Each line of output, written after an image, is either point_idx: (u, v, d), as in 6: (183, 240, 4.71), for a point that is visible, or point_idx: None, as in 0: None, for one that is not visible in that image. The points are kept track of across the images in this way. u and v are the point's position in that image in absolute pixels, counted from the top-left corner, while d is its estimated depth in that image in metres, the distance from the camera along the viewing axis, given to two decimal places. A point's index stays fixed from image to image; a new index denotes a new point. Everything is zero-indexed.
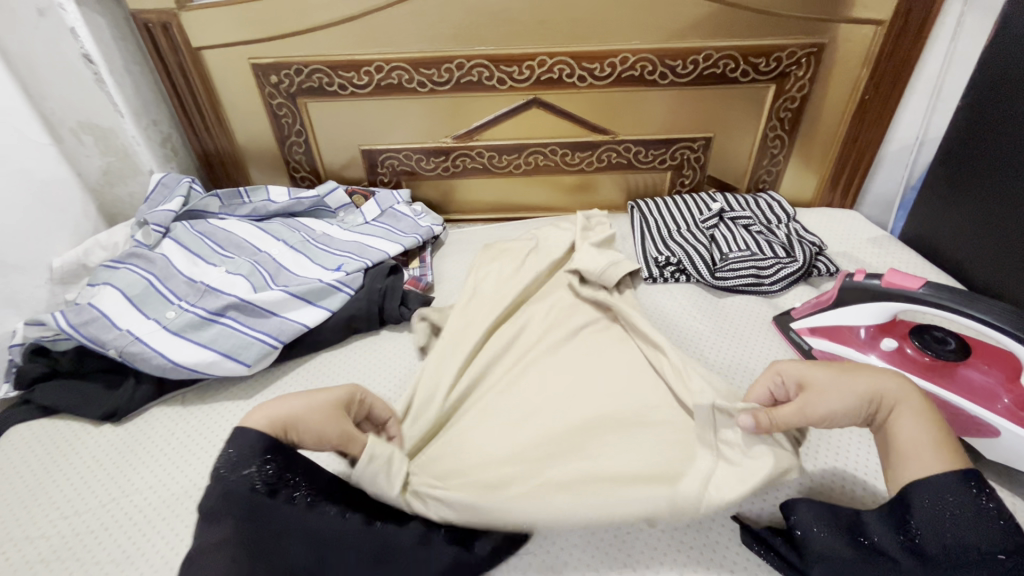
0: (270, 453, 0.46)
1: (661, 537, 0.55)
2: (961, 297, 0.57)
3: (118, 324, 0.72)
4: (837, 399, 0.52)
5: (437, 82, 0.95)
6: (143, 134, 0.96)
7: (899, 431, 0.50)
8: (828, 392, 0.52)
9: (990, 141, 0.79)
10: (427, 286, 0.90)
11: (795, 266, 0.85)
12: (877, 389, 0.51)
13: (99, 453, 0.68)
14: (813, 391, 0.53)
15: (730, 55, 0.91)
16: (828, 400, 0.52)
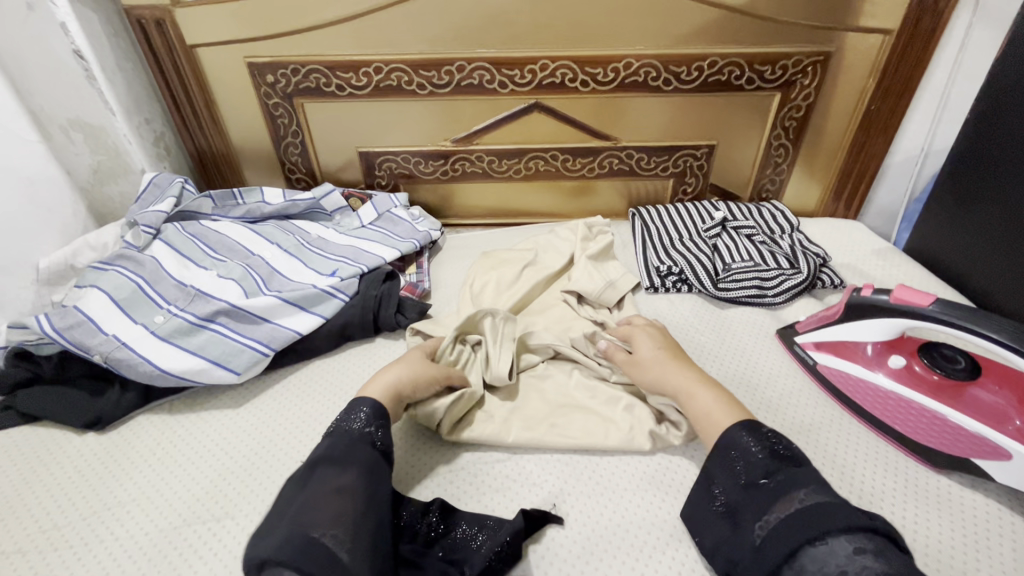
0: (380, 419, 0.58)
1: (661, 560, 0.54)
2: (971, 315, 0.56)
3: (105, 329, 0.70)
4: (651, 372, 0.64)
5: (437, 84, 0.93)
6: (135, 132, 0.95)
7: (696, 404, 0.59)
8: (649, 370, 0.65)
9: (999, 154, 0.78)
10: (424, 292, 0.87)
11: (799, 278, 0.84)
12: (668, 383, 0.63)
13: (81, 462, 0.65)
14: (636, 363, 0.67)
15: (735, 63, 0.90)
16: (642, 372, 0.66)
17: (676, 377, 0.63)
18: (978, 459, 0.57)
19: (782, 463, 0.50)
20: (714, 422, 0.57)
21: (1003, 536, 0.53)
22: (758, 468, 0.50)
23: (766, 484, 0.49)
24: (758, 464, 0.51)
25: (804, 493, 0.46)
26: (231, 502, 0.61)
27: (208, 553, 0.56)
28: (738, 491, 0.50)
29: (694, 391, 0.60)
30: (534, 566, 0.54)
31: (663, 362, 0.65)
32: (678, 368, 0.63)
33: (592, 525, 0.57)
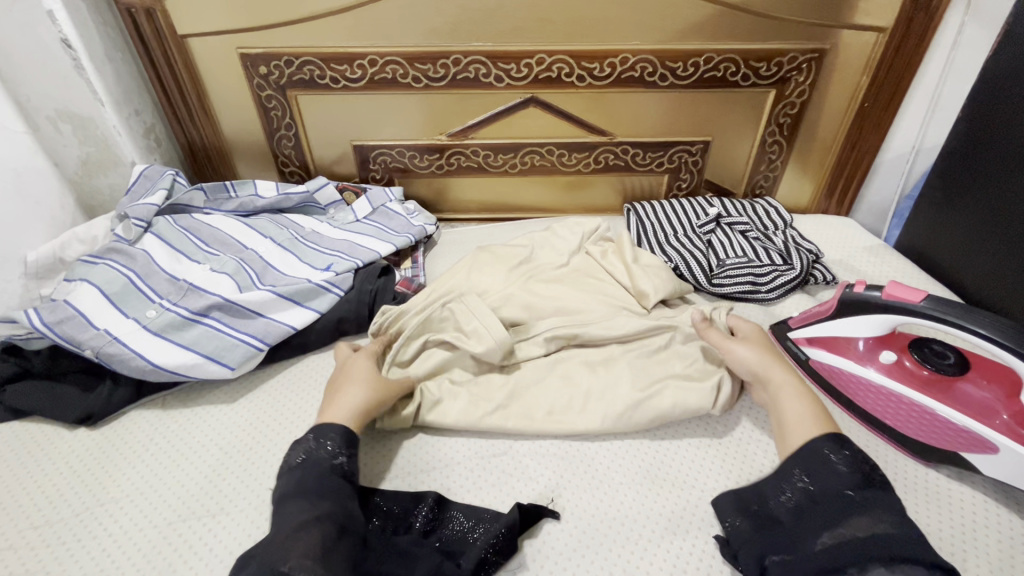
0: (347, 445, 0.56)
1: (656, 553, 0.55)
2: (962, 312, 0.56)
3: (95, 324, 0.69)
4: (747, 349, 0.65)
5: (432, 78, 0.93)
6: (124, 123, 0.91)
7: (783, 407, 0.59)
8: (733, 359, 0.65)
9: (989, 152, 0.79)
10: (419, 287, 0.85)
11: (793, 274, 0.85)
12: (771, 371, 0.62)
13: (73, 458, 0.65)
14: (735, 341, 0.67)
15: (731, 59, 0.90)
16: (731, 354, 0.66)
17: (779, 368, 0.62)
18: (966, 453, 0.58)
19: (869, 482, 0.49)
20: (795, 432, 0.56)
21: (988, 527, 0.55)
22: (843, 479, 0.50)
23: (852, 496, 0.49)
24: (837, 476, 0.50)
25: (882, 514, 0.47)
26: (227, 497, 0.61)
27: (204, 547, 0.56)
28: (817, 492, 0.50)
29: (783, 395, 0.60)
30: (531, 559, 0.54)
31: (763, 351, 0.65)
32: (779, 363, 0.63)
33: (588, 518, 0.58)
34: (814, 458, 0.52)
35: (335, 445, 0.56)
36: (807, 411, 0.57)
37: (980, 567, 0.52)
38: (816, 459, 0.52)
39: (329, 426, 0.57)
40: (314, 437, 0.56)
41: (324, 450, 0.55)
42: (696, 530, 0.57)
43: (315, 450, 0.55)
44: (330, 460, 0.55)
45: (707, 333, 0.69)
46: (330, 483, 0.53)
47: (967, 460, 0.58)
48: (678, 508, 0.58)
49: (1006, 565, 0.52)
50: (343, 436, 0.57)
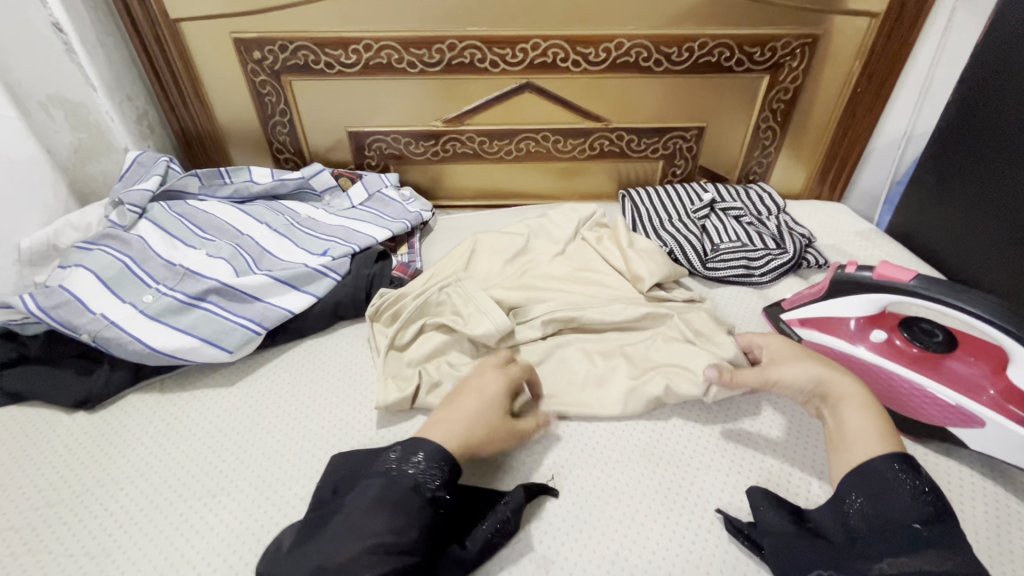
0: (447, 473, 0.52)
1: (652, 527, 0.56)
2: (951, 290, 0.57)
3: (92, 309, 0.69)
4: (795, 368, 0.59)
5: (427, 63, 0.92)
6: (118, 109, 0.92)
7: (846, 421, 0.54)
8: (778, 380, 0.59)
9: (979, 137, 0.80)
10: (416, 272, 0.85)
11: (786, 258, 0.86)
12: (833, 381, 0.57)
13: (72, 440, 0.65)
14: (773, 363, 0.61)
15: (725, 44, 0.91)
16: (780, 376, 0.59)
17: (840, 377, 0.57)
18: (953, 428, 0.60)
19: (935, 514, 0.46)
20: (862, 445, 0.51)
21: (974, 500, 0.57)
22: (912, 511, 0.46)
23: (920, 531, 0.45)
24: (909, 507, 0.46)
25: (946, 551, 0.43)
26: (226, 479, 0.61)
27: (204, 526, 0.57)
28: (874, 518, 0.47)
29: (845, 409, 0.55)
30: (537, 542, 0.55)
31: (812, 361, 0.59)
32: (835, 374, 0.58)
33: (586, 496, 0.59)
34: (879, 481, 0.48)
35: (431, 469, 0.52)
36: (874, 426, 0.52)
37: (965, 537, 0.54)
38: (884, 484, 0.48)
39: (429, 445, 0.53)
40: (415, 457, 0.52)
41: (412, 470, 0.51)
42: (691, 506, 0.58)
43: (411, 469, 0.52)
44: (421, 483, 0.51)
45: (740, 374, 0.61)
46: (413, 509, 0.49)
47: (955, 435, 0.60)
48: (673, 484, 0.60)
49: (992, 535, 0.54)
50: (444, 461, 0.52)
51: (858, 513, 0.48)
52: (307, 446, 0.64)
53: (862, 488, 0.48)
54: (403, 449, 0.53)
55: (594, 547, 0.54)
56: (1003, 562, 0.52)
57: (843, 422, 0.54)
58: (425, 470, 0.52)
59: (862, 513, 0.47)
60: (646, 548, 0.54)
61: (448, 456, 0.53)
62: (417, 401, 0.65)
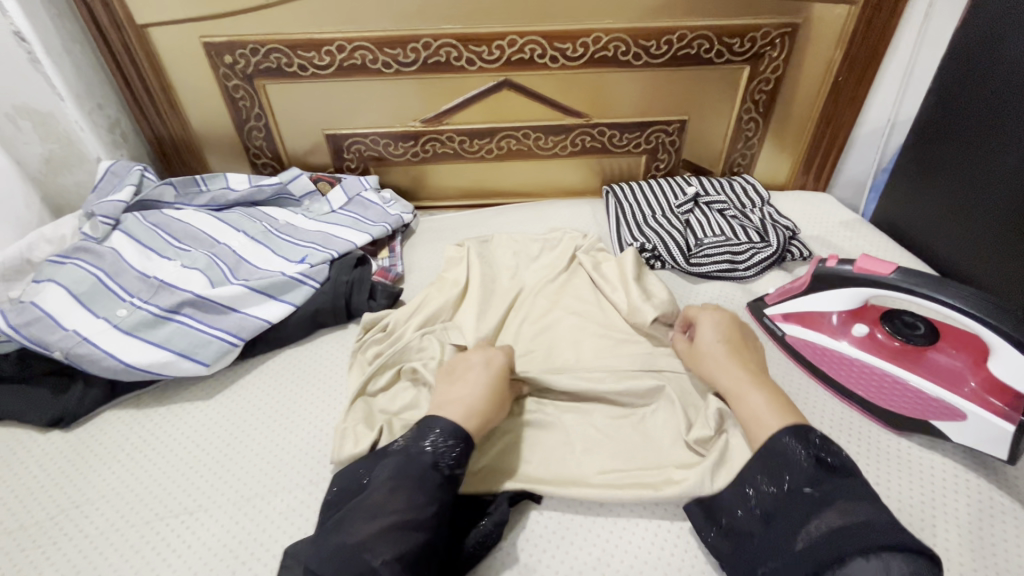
0: (461, 447, 0.52)
1: (636, 531, 0.56)
2: (930, 282, 0.57)
3: (64, 325, 0.68)
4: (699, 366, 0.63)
5: (402, 63, 0.91)
6: (88, 118, 0.90)
7: (743, 409, 0.56)
8: (705, 363, 0.63)
9: (961, 124, 0.79)
10: (396, 277, 0.87)
11: (769, 251, 0.85)
12: (716, 379, 0.61)
13: (47, 460, 0.64)
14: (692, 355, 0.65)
15: (704, 36, 0.89)
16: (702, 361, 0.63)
17: (725, 375, 0.60)
18: (935, 421, 0.59)
19: (827, 474, 0.48)
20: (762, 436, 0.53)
21: (959, 493, 0.56)
22: (801, 476, 0.48)
23: (810, 493, 0.47)
24: (804, 471, 0.48)
25: (849, 507, 0.45)
26: (204, 494, 0.60)
27: (181, 545, 0.56)
28: (779, 494, 0.48)
29: (736, 399, 0.57)
30: (521, 551, 0.54)
31: (720, 360, 0.62)
32: (730, 370, 0.60)
33: (566, 503, 0.58)
34: (775, 456, 0.50)
35: (447, 445, 0.51)
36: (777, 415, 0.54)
37: (949, 532, 0.53)
38: (781, 458, 0.50)
39: (444, 423, 0.53)
40: (433, 432, 0.52)
41: (426, 447, 0.51)
42: (672, 508, 0.57)
43: (427, 443, 0.51)
44: (435, 461, 0.50)
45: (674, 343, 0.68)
46: (433, 486, 0.49)
47: (937, 428, 0.59)
48: None
49: (975, 529, 0.53)
50: (459, 437, 0.52)
51: (768, 495, 0.49)
52: (286, 460, 0.63)
53: (765, 470, 0.50)
54: (420, 425, 0.53)
55: (577, 554, 0.54)
56: (986, 557, 0.51)
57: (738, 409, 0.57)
58: (443, 444, 0.51)
59: (770, 494, 0.49)
60: (629, 551, 0.54)
61: (461, 433, 0.53)
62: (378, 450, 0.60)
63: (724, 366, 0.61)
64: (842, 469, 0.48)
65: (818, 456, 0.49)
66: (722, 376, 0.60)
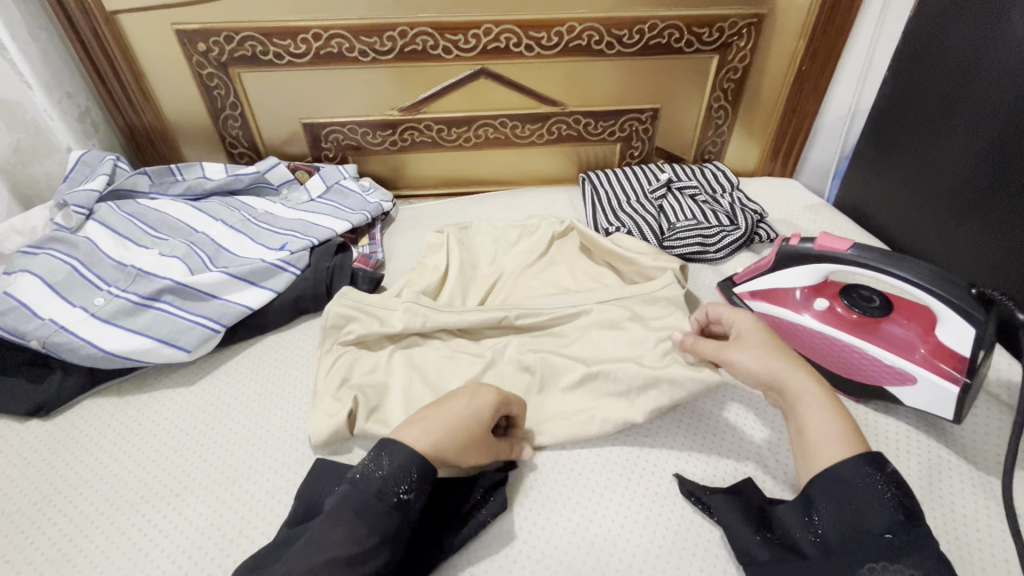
0: (422, 475, 0.48)
1: (613, 497, 0.58)
2: (885, 257, 0.60)
3: (40, 314, 0.67)
4: (750, 357, 0.55)
5: (379, 51, 0.91)
6: (58, 107, 0.88)
7: (805, 426, 0.50)
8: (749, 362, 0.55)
9: (914, 111, 0.83)
10: (378, 264, 0.88)
11: (738, 234, 0.89)
12: (788, 377, 0.52)
13: (27, 450, 0.63)
14: (736, 349, 0.57)
15: (674, 26, 0.92)
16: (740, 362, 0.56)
17: (798, 376, 0.52)
18: (889, 386, 0.63)
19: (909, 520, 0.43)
20: (821, 452, 0.47)
21: (910, 452, 0.61)
22: (883, 520, 0.43)
23: (892, 541, 0.42)
24: (881, 514, 0.43)
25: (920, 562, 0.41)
26: (190, 478, 0.61)
27: (168, 526, 0.57)
28: (846, 528, 0.44)
29: (805, 412, 0.50)
30: (504, 519, 0.57)
31: (773, 352, 0.55)
32: (790, 365, 0.53)
33: (551, 477, 0.60)
34: (847, 488, 0.45)
35: (402, 471, 0.48)
36: (844, 431, 0.48)
37: None
38: (854, 494, 0.44)
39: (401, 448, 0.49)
40: (381, 458, 0.49)
41: (377, 473, 0.48)
42: (651, 474, 0.60)
43: (375, 472, 0.48)
44: (387, 489, 0.47)
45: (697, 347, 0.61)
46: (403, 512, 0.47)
47: (891, 393, 0.63)
48: (631, 454, 0.62)
49: (925, 483, 0.58)
50: (417, 465, 0.48)
51: (830, 523, 0.44)
52: (270, 443, 0.64)
53: (833, 499, 0.45)
54: (373, 449, 0.50)
55: (559, 522, 0.56)
56: (938, 509, 0.56)
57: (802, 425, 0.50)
58: (392, 470, 0.48)
59: (833, 524, 0.44)
60: (607, 516, 0.57)
61: (417, 461, 0.49)
62: (356, 429, 0.62)
63: (776, 360, 0.54)
64: (914, 512, 0.43)
65: (896, 496, 0.44)
66: (780, 373, 0.53)
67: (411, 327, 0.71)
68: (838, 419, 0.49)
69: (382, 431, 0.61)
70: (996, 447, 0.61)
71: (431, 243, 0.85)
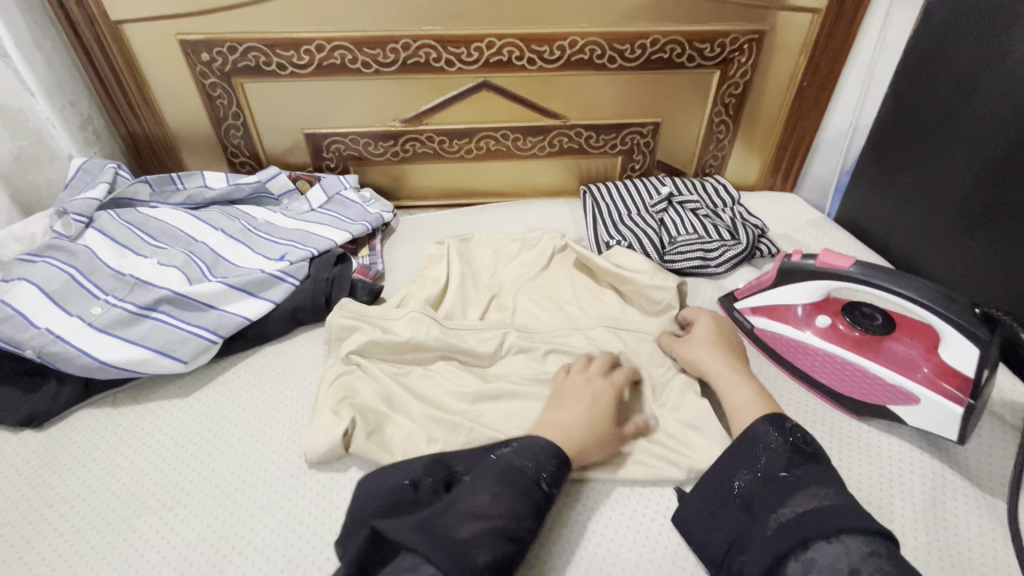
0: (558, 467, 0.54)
1: (612, 517, 0.57)
2: (888, 275, 0.60)
3: (36, 323, 0.67)
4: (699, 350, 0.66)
5: (382, 63, 0.92)
6: (59, 114, 0.88)
7: (729, 395, 0.61)
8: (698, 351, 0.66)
9: (914, 129, 0.83)
10: (377, 276, 0.87)
11: (739, 248, 0.88)
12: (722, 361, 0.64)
13: (19, 461, 0.63)
14: (690, 342, 0.68)
15: (676, 41, 0.92)
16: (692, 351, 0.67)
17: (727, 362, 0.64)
18: (892, 406, 0.63)
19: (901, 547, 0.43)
20: (742, 413, 0.58)
21: (914, 473, 0.60)
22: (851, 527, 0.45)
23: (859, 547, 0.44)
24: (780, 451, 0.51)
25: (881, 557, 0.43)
26: (183, 491, 0.60)
27: (159, 541, 0.56)
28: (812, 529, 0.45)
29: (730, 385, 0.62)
30: None
31: (713, 346, 0.66)
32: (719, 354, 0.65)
33: None
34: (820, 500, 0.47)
35: (547, 464, 0.53)
36: (757, 395, 0.59)
37: (905, 508, 0.57)
38: (755, 444, 0.53)
39: (536, 442, 0.54)
40: (527, 448, 0.54)
41: (534, 468, 0.52)
42: (651, 491, 0.59)
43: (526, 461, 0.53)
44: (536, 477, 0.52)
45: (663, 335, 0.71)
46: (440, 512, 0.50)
47: (893, 413, 0.63)
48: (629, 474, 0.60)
49: (929, 505, 0.57)
50: (557, 457, 0.54)
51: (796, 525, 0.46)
52: (265, 458, 0.63)
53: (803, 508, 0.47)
54: (524, 443, 0.55)
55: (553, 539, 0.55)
56: (946, 534, 0.55)
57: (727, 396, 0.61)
58: (538, 459, 0.53)
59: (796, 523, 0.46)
60: (606, 536, 0.56)
61: (561, 455, 0.54)
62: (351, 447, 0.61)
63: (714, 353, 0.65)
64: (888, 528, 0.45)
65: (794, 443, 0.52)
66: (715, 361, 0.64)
67: (409, 340, 0.70)
68: (751, 387, 0.61)
69: (382, 456, 0.60)
70: (1001, 469, 0.60)
71: (430, 256, 0.85)
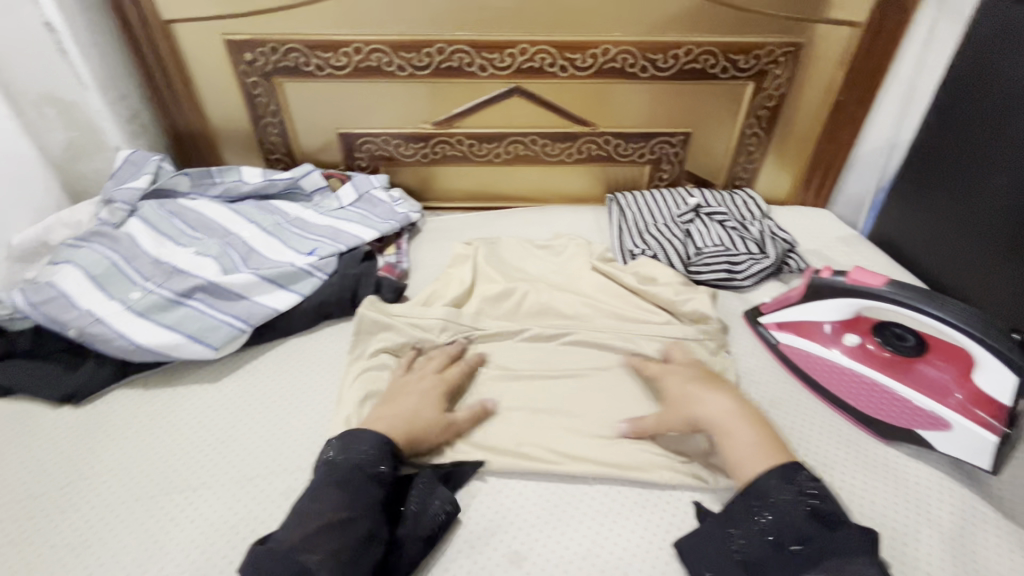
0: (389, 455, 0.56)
1: (622, 527, 0.56)
2: (923, 295, 0.58)
3: (80, 304, 0.70)
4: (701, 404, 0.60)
5: (416, 66, 0.93)
6: (110, 108, 0.93)
7: (736, 440, 0.55)
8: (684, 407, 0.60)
9: (954, 147, 0.81)
10: (402, 274, 0.89)
11: (767, 262, 0.87)
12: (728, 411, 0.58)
13: (59, 435, 0.66)
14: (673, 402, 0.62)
15: (710, 51, 0.92)
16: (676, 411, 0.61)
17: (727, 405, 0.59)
18: (922, 431, 0.61)
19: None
20: (750, 462, 0.54)
21: (942, 500, 0.58)
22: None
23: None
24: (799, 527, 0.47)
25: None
26: (208, 473, 0.62)
27: (184, 519, 0.58)
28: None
29: (706, 395, 0.60)
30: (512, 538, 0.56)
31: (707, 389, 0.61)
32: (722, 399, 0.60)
33: (562, 499, 0.59)
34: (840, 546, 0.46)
35: (366, 448, 0.55)
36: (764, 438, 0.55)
37: (931, 535, 0.55)
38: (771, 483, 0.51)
39: (365, 436, 0.57)
40: (345, 442, 0.56)
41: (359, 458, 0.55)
42: (665, 502, 0.58)
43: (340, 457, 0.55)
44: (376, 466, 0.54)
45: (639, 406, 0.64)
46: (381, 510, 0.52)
47: (921, 437, 0.61)
48: (643, 485, 0.60)
49: (957, 534, 0.55)
50: (381, 441, 0.56)
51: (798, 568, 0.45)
52: (287, 446, 0.65)
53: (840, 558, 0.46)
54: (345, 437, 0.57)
55: (565, 544, 0.55)
56: (975, 566, 0.53)
57: (699, 410, 0.59)
58: (361, 450, 0.55)
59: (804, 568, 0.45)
60: (618, 544, 0.55)
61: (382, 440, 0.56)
62: None
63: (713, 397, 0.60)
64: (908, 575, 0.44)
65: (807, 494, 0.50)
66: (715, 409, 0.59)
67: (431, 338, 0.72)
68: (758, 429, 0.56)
69: None
70: None
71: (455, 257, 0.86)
